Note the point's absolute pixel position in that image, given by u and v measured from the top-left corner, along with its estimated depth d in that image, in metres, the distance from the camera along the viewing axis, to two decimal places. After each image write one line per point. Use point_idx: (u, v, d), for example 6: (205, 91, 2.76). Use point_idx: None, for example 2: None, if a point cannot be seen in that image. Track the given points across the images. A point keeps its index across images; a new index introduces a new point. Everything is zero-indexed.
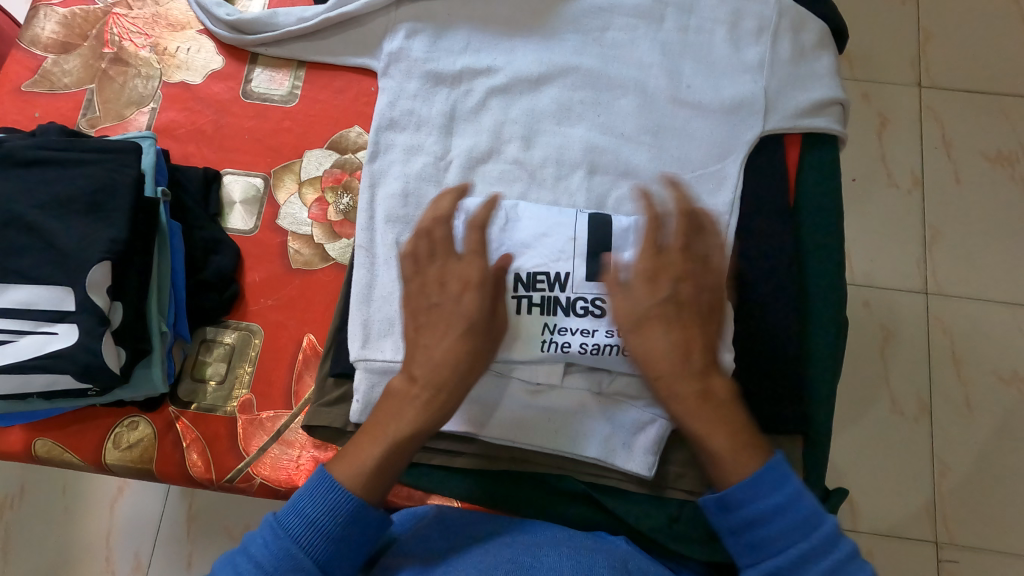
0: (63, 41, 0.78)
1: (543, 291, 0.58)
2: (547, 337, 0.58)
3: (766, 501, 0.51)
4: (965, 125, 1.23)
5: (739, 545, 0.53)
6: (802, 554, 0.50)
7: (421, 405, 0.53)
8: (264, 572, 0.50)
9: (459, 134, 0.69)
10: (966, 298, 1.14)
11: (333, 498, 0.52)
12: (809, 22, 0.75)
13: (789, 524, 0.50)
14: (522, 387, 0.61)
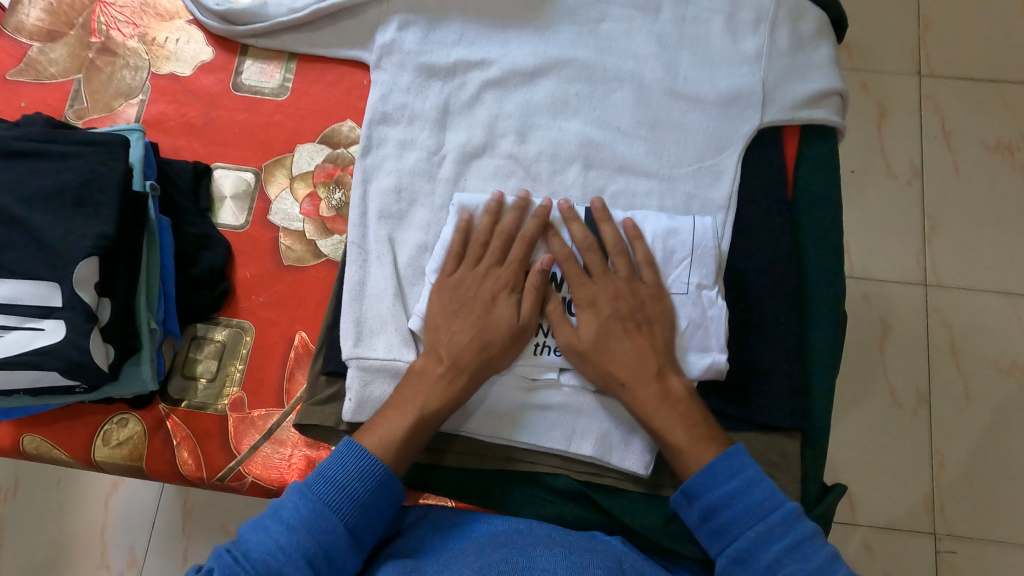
0: (49, 29, 0.77)
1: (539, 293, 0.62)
2: (541, 339, 0.61)
3: (724, 488, 0.55)
4: (965, 114, 1.22)
5: (708, 533, 0.56)
6: (758, 535, 0.54)
7: (445, 384, 0.58)
8: (298, 533, 0.52)
9: (454, 129, 0.68)
10: (964, 288, 1.13)
11: (364, 464, 0.55)
12: (808, 12, 0.74)
13: (748, 507, 0.55)
14: (517, 384, 0.61)
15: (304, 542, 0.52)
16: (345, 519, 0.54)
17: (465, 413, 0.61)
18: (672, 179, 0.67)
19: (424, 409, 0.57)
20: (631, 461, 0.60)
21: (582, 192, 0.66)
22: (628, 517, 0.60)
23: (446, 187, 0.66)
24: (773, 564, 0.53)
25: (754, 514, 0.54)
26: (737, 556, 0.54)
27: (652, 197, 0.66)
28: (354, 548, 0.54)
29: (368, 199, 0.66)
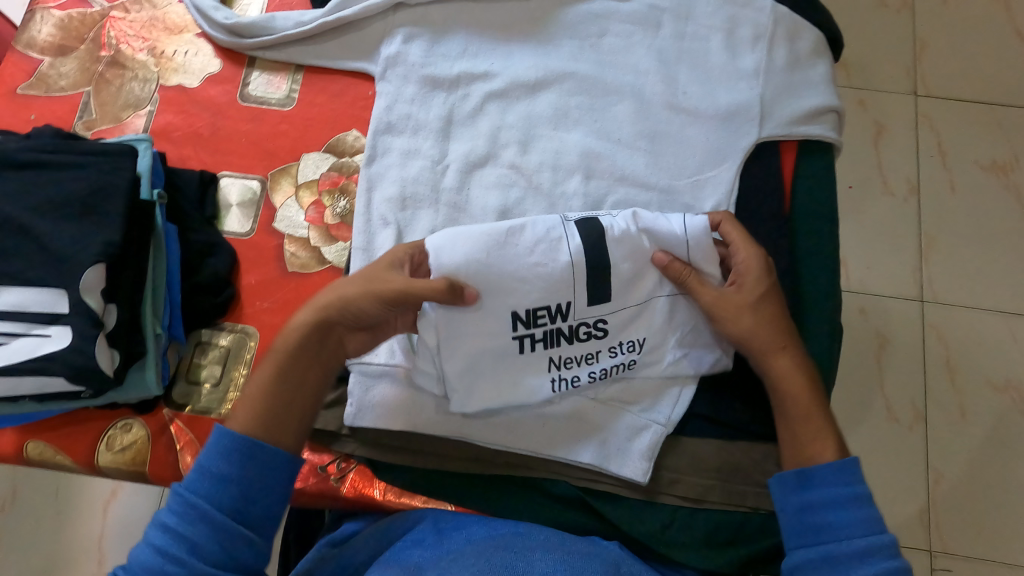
0: (60, 44, 0.78)
1: (546, 325, 0.59)
2: (556, 373, 0.60)
3: (849, 489, 0.55)
4: (960, 134, 1.24)
5: (802, 527, 0.55)
6: (865, 546, 0.53)
7: (301, 339, 0.56)
8: (172, 531, 0.50)
9: (458, 139, 0.69)
10: (960, 306, 1.14)
11: (224, 443, 0.53)
12: (804, 31, 0.76)
13: (863, 516, 0.54)
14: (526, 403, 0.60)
15: (180, 538, 0.50)
16: (222, 504, 0.51)
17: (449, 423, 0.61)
18: (670, 191, 0.68)
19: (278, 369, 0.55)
20: (632, 467, 0.60)
21: (583, 202, 0.67)
22: (627, 523, 0.60)
23: (453, 193, 0.67)
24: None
25: (865, 526, 0.54)
26: (831, 553, 0.53)
27: (651, 208, 0.68)
28: (241, 527, 0.51)
29: (382, 205, 0.66)
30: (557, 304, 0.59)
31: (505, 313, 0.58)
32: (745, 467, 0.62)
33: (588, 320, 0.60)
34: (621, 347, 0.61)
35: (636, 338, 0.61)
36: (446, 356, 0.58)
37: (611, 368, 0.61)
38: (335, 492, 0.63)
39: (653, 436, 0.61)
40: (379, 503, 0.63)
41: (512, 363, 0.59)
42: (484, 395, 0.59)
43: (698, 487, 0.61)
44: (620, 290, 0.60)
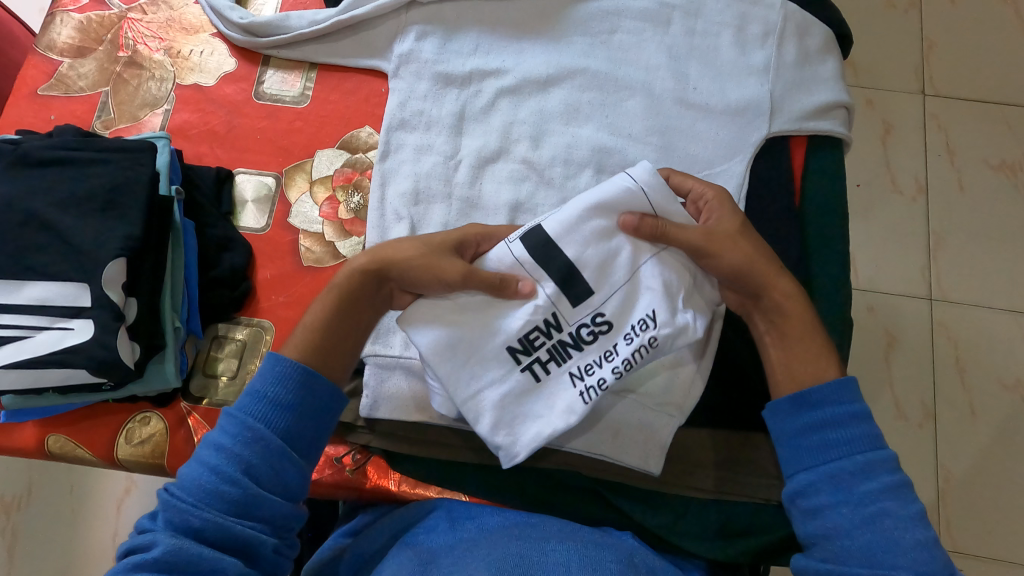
0: (80, 46, 0.80)
1: (545, 344, 0.55)
2: (580, 384, 0.54)
3: (845, 406, 0.54)
4: (968, 133, 1.24)
5: (803, 448, 0.54)
6: (869, 461, 0.52)
7: (361, 286, 0.56)
8: (226, 451, 0.50)
9: (471, 134, 0.70)
10: (969, 304, 1.14)
11: (278, 370, 0.53)
12: (813, 27, 0.76)
13: (861, 433, 0.53)
14: (546, 424, 0.54)
15: (233, 458, 0.50)
16: (274, 426, 0.52)
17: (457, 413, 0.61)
18: None
19: (335, 302, 0.56)
20: (646, 459, 0.61)
21: None
22: (639, 514, 0.61)
23: (467, 188, 0.68)
24: (874, 492, 0.50)
25: (866, 441, 0.53)
26: (835, 474, 0.52)
27: None
28: (290, 452, 0.52)
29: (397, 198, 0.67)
30: (545, 317, 0.55)
31: (501, 352, 0.55)
32: (755, 457, 0.62)
33: (585, 317, 0.55)
34: (633, 332, 0.54)
35: (646, 313, 0.54)
36: (471, 416, 0.55)
37: (626, 364, 0.53)
38: (349, 482, 0.64)
39: (671, 428, 0.61)
40: (394, 495, 0.63)
41: (530, 396, 0.55)
42: (530, 434, 0.54)
43: (712, 478, 0.62)
44: (599, 279, 0.55)
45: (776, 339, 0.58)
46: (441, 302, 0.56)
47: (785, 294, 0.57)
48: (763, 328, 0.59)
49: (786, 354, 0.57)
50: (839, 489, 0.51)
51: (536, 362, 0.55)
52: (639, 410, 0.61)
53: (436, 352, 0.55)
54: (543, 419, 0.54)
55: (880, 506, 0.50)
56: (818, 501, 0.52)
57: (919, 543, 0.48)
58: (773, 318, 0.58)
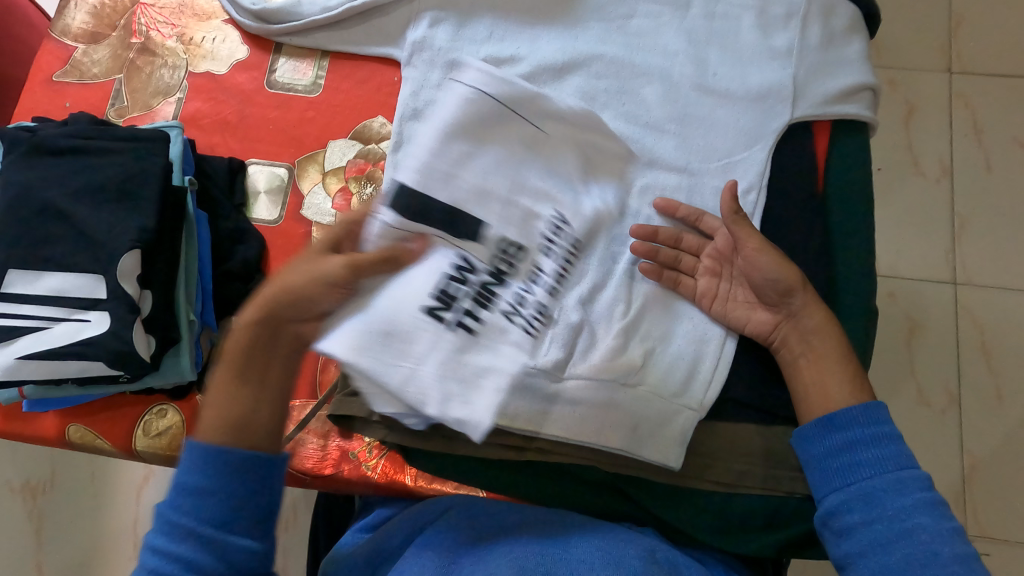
0: (93, 32, 0.79)
1: (467, 290, 0.60)
2: (513, 314, 0.61)
3: (874, 428, 0.56)
4: (997, 112, 1.21)
5: (834, 469, 0.56)
6: (898, 479, 0.54)
7: (259, 337, 0.51)
8: (157, 554, 0.47)
9: (455, 99, 0.64)
10: (996, 289, 1.12)
11: (197, 456, 0.48)
12: (839, 8, 0.73)
13: (891, 453, 0.55)
14: (497, 373, 0.58)
15: (166, 559, 0.46)
16: (206, 515, 0.47)
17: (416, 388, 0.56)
18: (698, 173, 0.68)
19: (235, 364, 0.51)
20: (666, 454, 0.59)
21: (611, 187, 0.66)
22: (658, 509, 0.60)
23: (448, 161, 0.63)
24: (907, 509, 0.53)
25: (896, 461, 0.55)
26: (867, 492, 0.54)
27: (680, 192, 0.67)
28: (235, 534, 0.48)
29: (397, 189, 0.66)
30: (452, 266, 0.60)
31: (422, 321, 0.58)
32: (780, 451, 0.61)
33: (495, 249, 0.62)
34: (551, 240, 0.64)
35: (550, 219, 0.64)
36: (416, 401, 0.56)
37: (552, 287, 0.63)
38: (366, 478, 0.64)
39: (686, 421, 0.60)
40: (411, 490, 0.63)
41: (472, 351, 0.58)
42: (485, 396, 0.56)
43: (730, 469, 0.60)
44: (504, 213, 0.63)
45: (813, 363, 0.60)
46: (343, 309, 0.56)
47: (817, 320, 0.60)
48: (796, 352, 0.60)
49: (819, 373, 0.59)
50: (872, 507, 0.54)
51: (460, 314, 0.59)
52: (656, 403, 0.60)
53: (358, 345, 0.54)
54: (483, 372, 0.57)
55: (914, 522, 0.52)
56: (851, 520, 0.54)
57: (955, 557, 0.51)
58: (809, 339, 0.60)
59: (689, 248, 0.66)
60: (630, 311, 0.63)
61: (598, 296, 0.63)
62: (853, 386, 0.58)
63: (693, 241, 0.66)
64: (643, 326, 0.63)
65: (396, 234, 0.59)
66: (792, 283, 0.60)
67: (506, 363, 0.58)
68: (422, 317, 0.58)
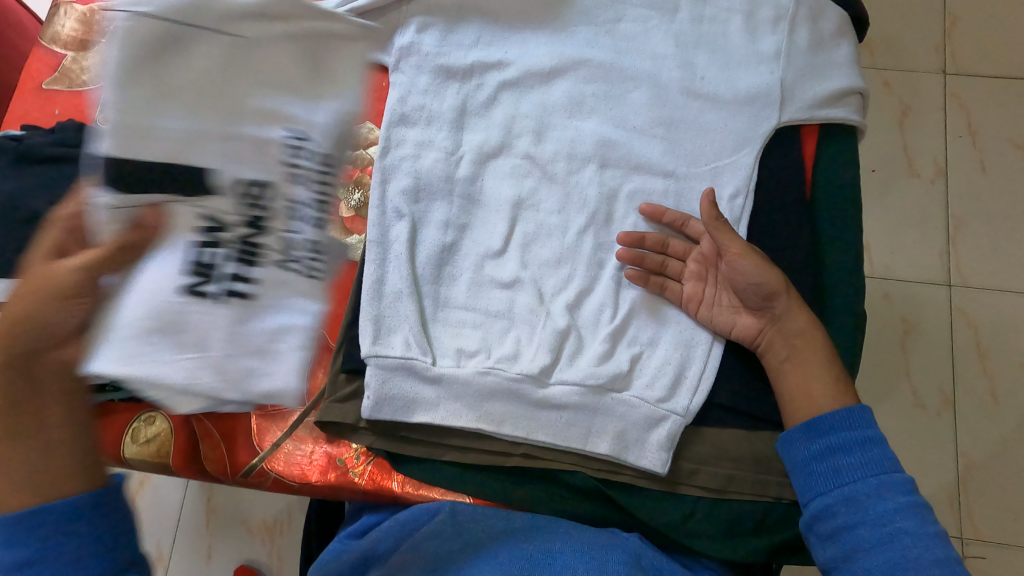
0: (82, 39, 0.79)
1: (213, 253, 0.64)
2: (280, 266, 0.66)
3: (857, 432, 0.57)
4: (990, 113, 1.21)
5: (817, 474, 0.56)
6: (880, 483, 0.55)
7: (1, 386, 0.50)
8: None
9: (113, 41, 0.64)
10: (991, 289, 1.11)
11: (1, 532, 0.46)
12: (827, 11, 0.73)
13: (874, 457, 0.56)
14: (293, 338, 0.65)
15: None
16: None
17: (182, 345, 0.61)
18: (686, 178, 0.67)
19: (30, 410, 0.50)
20: (650, 459, 0.59)
21: (598, 192, 0.66)
22: (646, 515, 0.60)
23: (135, 114, 0.64)
24: (890, 512, 0.54)
25: (877, 465, 0.56)
26: (849, 496, 0.55)
27: (667, 196, 0.67)
28: None
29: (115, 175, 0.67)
30: (199, 243, 0.64)
31: (187, 303, 0.62)
32: (768, 456, 0.61)
33: (239, 200, 0.66)
34: (251, 206, 0.66)
35: (287, 138, 0.69)
36: (211, 387, 0.62)
37: (316, 220, 0.69)
38: (353, 485, 0.63)
39: (672, 426, 0.60)
40: (398, 496, 0.63)
41: (253, 322, 0.64)
42: (292, 357, 0.65)
43: (718, 477, 0.60)
44: (225, 147, 0.67)
45: (796, 366, 0.60)
46: (123, 306, 0.60)
47: (802, 324, 0.60)
48: (781, 354, 0.61)
49: (803, 377, 0.60)
50: (856, 510, 0.54)
51: (228, 284, 0.64)
52: (642, 406, 0.60)
53: (126, 356, 0.59)
54: (293, 343, 0.65)
55: (897, 525, 0.53)
56: (835, 523, 0.54)
57: (937, 560, 0.52)
58: (793, 342, 0.60)
59: (674, 253, 0.66)
60: (617, 316, 0.63)
61: (584, 301, 0.64)
62: (838, 392, 0.59)
63: (677, 246, 0.66)
64: (630, 330, 0.63)
65: (132, 201, 0.62)
66: (776, 287, 0.60)
67: (294, 329, 0.65)
68: (182, 296, 0.62)
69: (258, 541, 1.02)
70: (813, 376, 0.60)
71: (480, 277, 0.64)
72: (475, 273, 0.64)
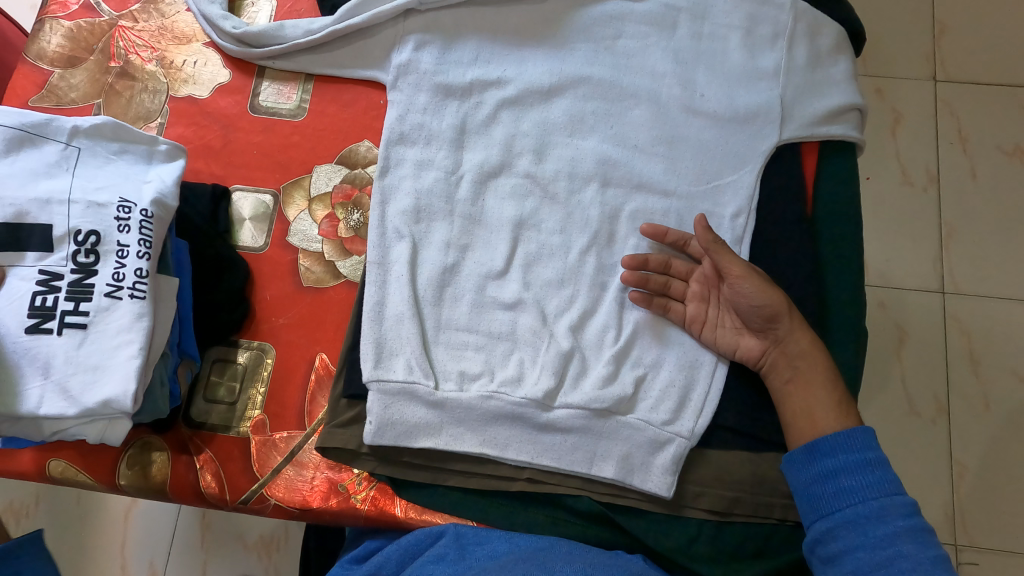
0: (70, 56, 0.77)
1: (54, 294, 0.54)
2: (115, 291, 0.55)
3: (858, 454, 0.56)
4: (982, 122, 1.21)
5: (819, 497, 0.56)
6: (882, 506, 0.54)
7: None
8: None
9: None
10: (985, 297, 1.12)
11: None
12: (825, 27, 0.73)
13: (875, 480, 0.55)
14: (127, 345, 0.54)
15: None
16: None
17: (25, 375, 0.52)
18: (689, 197, 0.67)
19: None
20: (655, 483, 0.59)
21: (600, 212, 0.66)
22: (651, 538, 0.59)
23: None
24: (890, 536, 0.53)
25: (880, 487, 0.55)
26: (850, 520, 0.54)
27: (669, 215, 0.67)
28: None
29: (3, 159, 0.57)
30: (36, 281, 0.54)
31: (31, 341, 0.53)
32: (772, 478, 0.60)
33: (72, 247, 0.56)
34: (87, 245, 0.56)
35: (140, 213, 0.58)
36: (57, 412, 0.52)
37: (144, 227, 0.57)
38: (356, 511, 0.62)
39: (676, 450, 0.59)
40: (401, 521, 0.62)
41: (91, 343, 0.54)
42: (125, 367, 0.53)
43: (723, 499, 0.60)
44: (84, 214, 0.57)
45: (798, 389, 0.60)
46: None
47: (804, 345, 0.60)
48: (785, 376, 0.61)
49: (806, 398, 0.60)
50: (856, 534, 0.54)
51: (66, 315, 0.54)
52: (645, 428, 0.60)
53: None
54: (128, 351, 0.54)
55: (896, 549, 0.52)
56: (835, 548, 0.54)
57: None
58: (796, 363, 0.60)
59: (678, 274, 0.66)
60: (620, 337, 0.63)
61: (587, 323, 0.64)
62: (839, 413, 0.59)
63: (680, 266, 0.66)
64: (634, 352, 0.63)
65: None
66: (778, 308, 0.60)
67: (130, 334, 0.54)
68: (32, 332, 0.53)
69: (254, 557, 1.01)
70: (814, 398, 0.60)
71: (482, 298, 0.64)
72: (476, 294, 0.64)
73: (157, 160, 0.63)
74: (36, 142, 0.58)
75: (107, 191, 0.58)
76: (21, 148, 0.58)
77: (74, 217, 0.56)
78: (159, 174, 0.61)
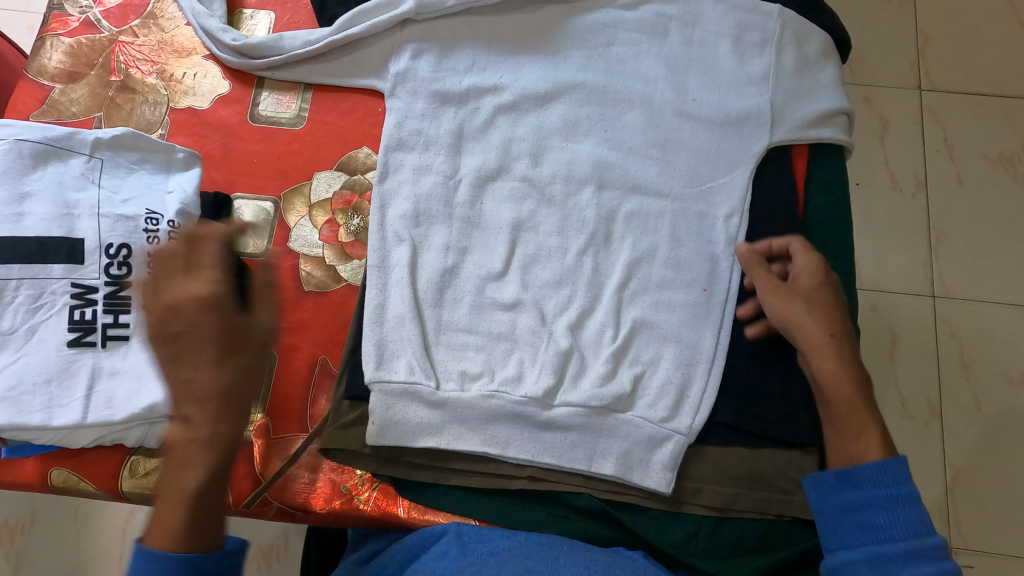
0: (71, 71, 0.78)
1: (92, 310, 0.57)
2: None
3: (891, 489, 0.55)
4: (966, 127, 1.24)
5: (848, 529, 0.55)
6: (910, 549, 0.53)
7: None
8: None
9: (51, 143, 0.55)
10: (975, 300, 1.14)
11: None
12: (811, 33, 0.75)
13: (906, 518, 0.54)
14: None
15: None
16: None
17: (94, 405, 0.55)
18: (684, 199, 0.68)
19: None
20: (654, 479, 0.60)
21: (597, 214, 0.67)
22: (652, 533, 0.60)
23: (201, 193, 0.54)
24: None
25: (912, 529, 0.54)
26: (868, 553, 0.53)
27: (664, 216, 0.68)
28: None
29: (32, 173, 0.58)
30: (71, 294, 0.56)
31: (73, 355, 0.56)
32: (770, 474, 0.61)
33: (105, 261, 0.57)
34: (119, 258, 0.58)
35: (169, 226, 0.60)
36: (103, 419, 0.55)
37: (173, 238, 0.59)
38: (359, 512, 0.63)
39: (675, 446, 0.60)
40: (404, 522, 0.62)
41: (135, 354, 0.57)
42: None
43: (722, 495, 0.60)
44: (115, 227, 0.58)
45: None
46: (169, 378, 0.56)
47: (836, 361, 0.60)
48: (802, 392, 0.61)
49: None
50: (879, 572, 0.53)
51: (107, 328, 0.57)
52: (644, 424, 0.61)
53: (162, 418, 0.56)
54: None
55: None
56: None
57: None
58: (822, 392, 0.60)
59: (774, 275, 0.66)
60: (619, 335, 0.64)
61: (586, 322, 0.64)
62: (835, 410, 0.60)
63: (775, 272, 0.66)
64: (632, 350, 0.64)
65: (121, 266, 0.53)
66: (812, 337, 0.60)
67: None
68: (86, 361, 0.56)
69: (253, 567, 1.00)
70: None
71: (482, 299, 0.65)
72: (476, 295, 0.65)
73: (175, 168, 0.64)
74: (62, 156, 0.60)
75: (134, 203, 0.60)
76: (47, 161, 0.59)
77: (103, 228, 0.58)
78: (180, 182, 0.63)
